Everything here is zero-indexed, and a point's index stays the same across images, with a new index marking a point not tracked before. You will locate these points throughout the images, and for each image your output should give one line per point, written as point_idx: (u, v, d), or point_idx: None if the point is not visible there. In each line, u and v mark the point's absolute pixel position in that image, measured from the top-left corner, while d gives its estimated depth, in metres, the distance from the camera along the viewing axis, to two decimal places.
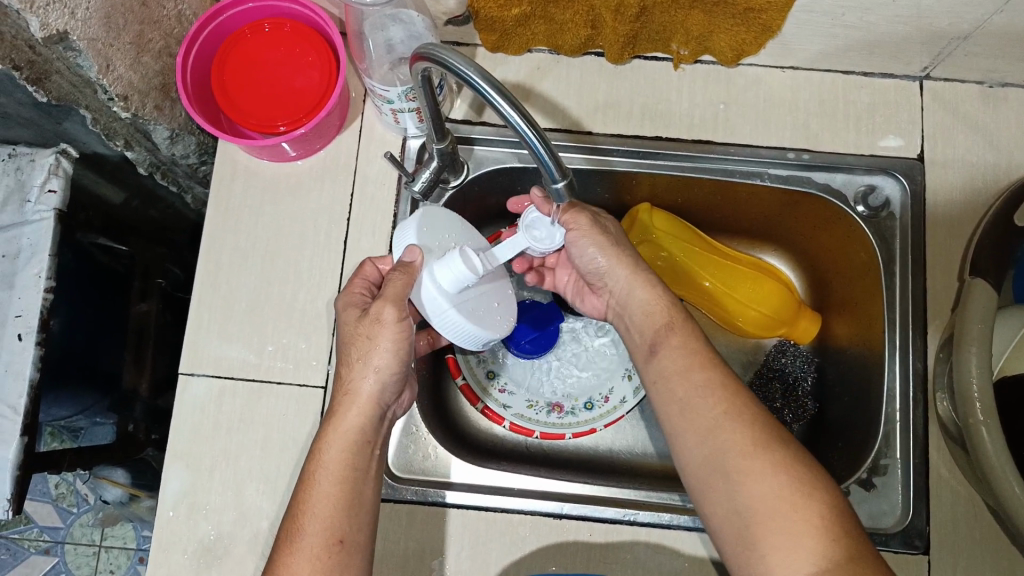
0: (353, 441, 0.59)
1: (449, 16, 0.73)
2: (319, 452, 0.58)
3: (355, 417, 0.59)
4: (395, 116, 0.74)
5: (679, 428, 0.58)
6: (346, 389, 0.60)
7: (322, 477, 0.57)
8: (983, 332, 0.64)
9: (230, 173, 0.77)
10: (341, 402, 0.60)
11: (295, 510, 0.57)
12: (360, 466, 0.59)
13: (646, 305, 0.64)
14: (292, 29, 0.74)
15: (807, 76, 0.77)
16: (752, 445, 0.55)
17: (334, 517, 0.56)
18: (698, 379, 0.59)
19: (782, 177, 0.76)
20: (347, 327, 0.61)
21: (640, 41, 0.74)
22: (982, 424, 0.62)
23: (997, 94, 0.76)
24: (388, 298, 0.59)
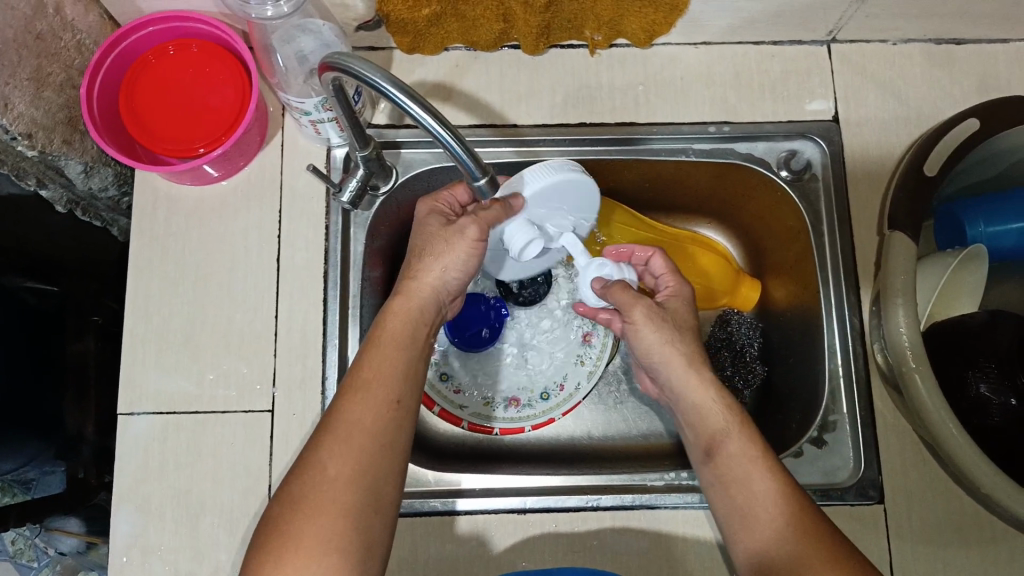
0: (415, 326, 0.62)
1: (359, 22, 0.72)
2: (359, 366, 0.60)
3: (402, 330, 0.62)
4: (316, 127, 0.73)
5: (746, 545, 0.59)
6: (407, 290, 0.63)
7: (388, 357, 0.60)
8: (906, 282, 0.66)
9: (152, 202, 0.75)
10: (395, 310, 0.62)
11: (333, 418, 0.58)
12: (403, 362, 0.61)
13: (703, 415, 0.64)
14: (200, 49, 0.72)
15: (720, 50, 0.78)
16: (819, 568, 0.54)
17: (380, 419, 0.58)
18: (759, 494, 0.59)
19: (706, 152, 0.77)
20: (425, 229, 0.64)
21: (553, 30, 0.75)
22: (915, 370, 0.64)
23: (901, 50, 0.79)
24: (475, 218, 0.62)
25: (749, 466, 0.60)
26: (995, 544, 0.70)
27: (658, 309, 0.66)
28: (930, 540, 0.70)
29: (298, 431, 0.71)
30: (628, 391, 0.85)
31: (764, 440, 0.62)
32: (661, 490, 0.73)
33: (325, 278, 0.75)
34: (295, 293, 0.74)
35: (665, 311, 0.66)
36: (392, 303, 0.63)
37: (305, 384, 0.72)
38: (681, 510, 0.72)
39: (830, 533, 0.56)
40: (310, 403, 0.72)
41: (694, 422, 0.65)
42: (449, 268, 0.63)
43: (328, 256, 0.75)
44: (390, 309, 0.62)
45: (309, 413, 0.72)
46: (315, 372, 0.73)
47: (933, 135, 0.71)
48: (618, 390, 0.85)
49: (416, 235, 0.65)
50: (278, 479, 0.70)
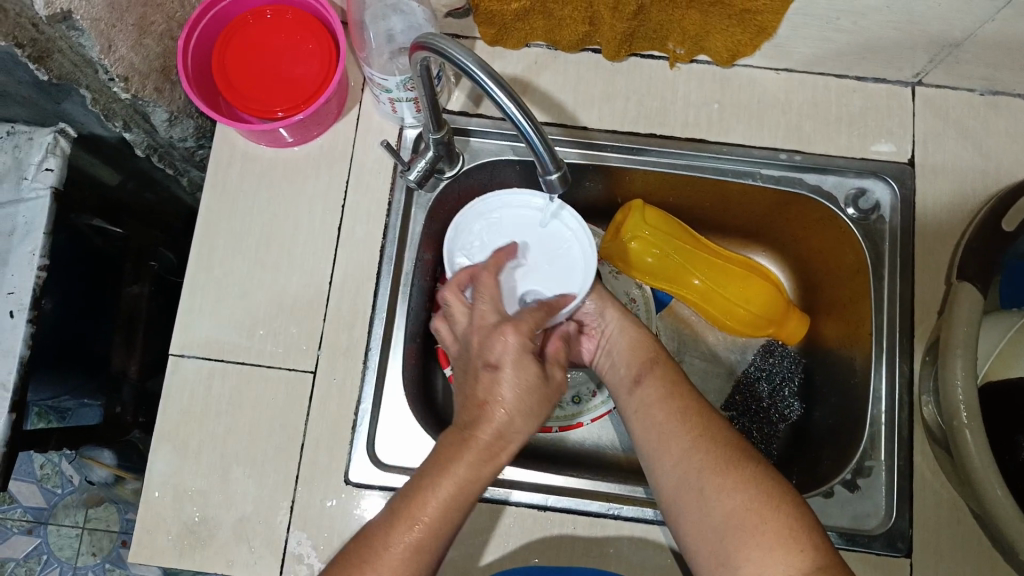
0: (477, 485, 0.57)
1: (449, 9, 0.73)
2: (421, 492, 0.56)
3: (465, 483, 0.57)
4: (393, 105, 0.75)
5: (657, 455, 0.62)
6: (479, 443, 0.58)
7: (442, 508, 0.55)
8: (967, 336, 0.65)
9: (229, 157, 0.78)
10: (462, 464, 0.57)
11: (376, 531, 0.55)
12: (455, 509, 0.56)
13: (627, 354, 0.71)
14: (294, 16, 0.75)
15: (801, 78, 0.78)
16: (720, 465, 0.58)
17: (413, 567, 0.54)
18: (670, 407, 0.64)
19: (774, 178, 0.77)
20: (524, 383, 0.60)
21: (637, 39, 0.75)
22: (966, 426, 0.62)
23: (988, 102, 0.77)
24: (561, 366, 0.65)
25: (663, 387, 0.66)
26: None
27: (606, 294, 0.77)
28: None
29: (336, 396, 0.73)
30: None
31: (677, 370, 0.69)
32: None
33: (381, 252, 0.76)
34: (351, 262, 0.76)
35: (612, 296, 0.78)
36: (457, 455, 0.57)
37: (349, 351, 0.74)
38: None
39: (735, 440, 0.60)
40: (351, 371, 0.73)
41: (619, 358, 0.72)
42: (529, 424, 0.60)
43: (387, 231, 0.77)
44: (456, 463, 0.57)
45: (349, 380, 0.73)
46: (360, 341, 0.74)
47: (1011, 190, 0.69)
48: None
49: (501, 368, 0.60)
50: (311, 440, 0.72)
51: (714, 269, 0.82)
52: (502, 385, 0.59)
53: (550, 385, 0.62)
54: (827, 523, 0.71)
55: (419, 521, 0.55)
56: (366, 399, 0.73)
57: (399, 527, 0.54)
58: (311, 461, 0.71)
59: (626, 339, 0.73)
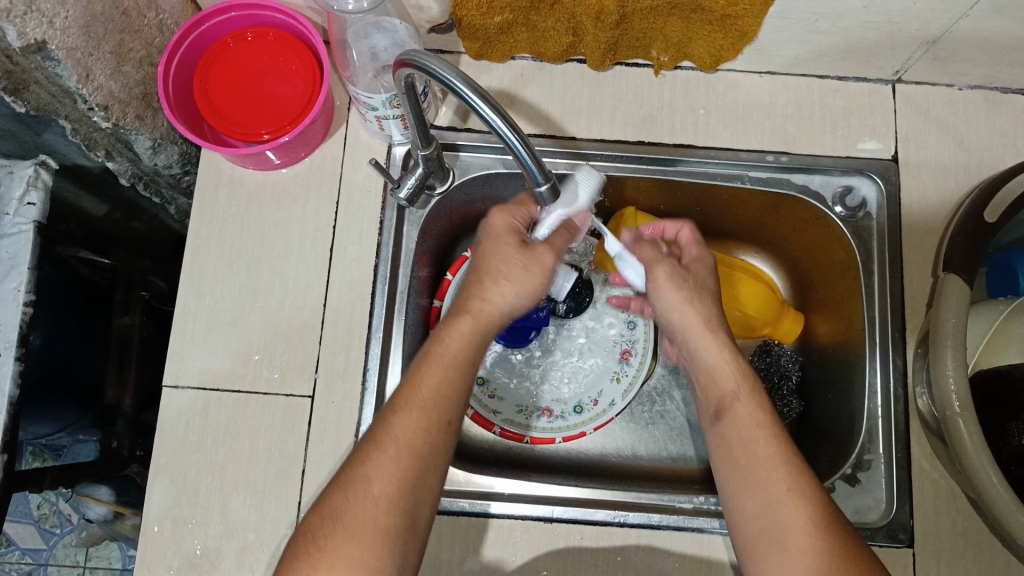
0: (476, 344, 0.61)
1: (432, 24, 0.74)
2: (415, 386, 0.58)
3: (462, 352, 0.60)
4: (379, 123, 0.74)
5: (731, 491, 0.57)
6: (473, 312, 0.61)
7: (441, 370, 0.59)
8: (957, 326, 0.64)
9: (214, 183, 0.77)
10: (461, 331, 0.60)
11: (386, 426, 0.57)
12: (454, 381, 0.59)
13: (717, 373, 0.62)
14: (276, 37, 0.74)
15: (784, 81, 0.79)
16: (798, 513, 0.54)
17: (426, 438, 0.57)
18: (756, 447, 0.57)
19: (761, 180, 0.77)
20: (502, 249, 0.62)
21: (620, 48, 0.75)
22: (960, 415, 0.62)
23: (967, 96, 0.79)
24: (551, 245, 0.63)
25: (748, 424, 0.59)
26: None
27: (680, 271, 0.65)
28: None
29: (334, 419, 0.72)
30: (662, 412, 0.85)
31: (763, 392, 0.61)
32: (688, 513, 0.72)
33: (374, 271, 0.75)
34: (344, 282, 0.75)
35: (687, 273, 0.65)
36: (455, 323, 0.60)
37: (346, 373, 0.73)
38: (707, 534, 0.72)
39: (826, 497, 0.55)
40: (350, 393, 0.73)
41: (707, 375, 0.63)
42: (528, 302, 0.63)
43: (379, 250, 0.76)
44: (454, 330, 0.60)
45: (348, 402, 0.73)
46: (357, 362, 0.73)
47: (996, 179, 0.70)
48: (651, 410, 0.85)
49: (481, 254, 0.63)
50: (311, 464, 0.71)
51: None
52: (486, 250, 0.63)
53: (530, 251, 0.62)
54: None
55: (421, 403, 0.57)
56: (365, 420, 0.72)
57: (407, 409, 0.57)
58: (314, 486, 0.71)
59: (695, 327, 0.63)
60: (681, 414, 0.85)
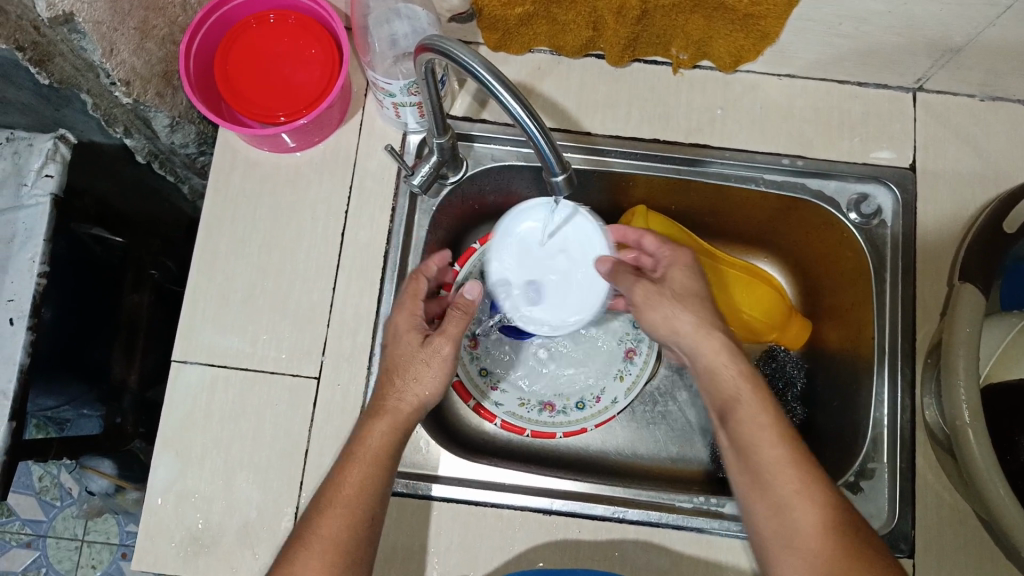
0: (390, 445, 0.62)
1: (453, 13, 0.73)
2: (338, 486, 0.59)
3: (384, 444, 0.61)
4: (396, 110, 0.74)
5: (750, 505, 0.59)
6: (387, 412, 0.62)
7: (358, 467, 0.60)
8: (971, 335, 0.62)
9: (230, 162, 0.77)
10: (377, 430, 0.62)
11: (329, 485, 0.60)
12: (378, 478, 0.60)
13: (715, 369, 0.63)
14: (297, 21, 0.74)
15: (803, 84, 0.78)
16: (818, 541, 0.55)
17: (367, 491, 0.60)
18: (791, 482, 0.57)
19: (776, 183, 0.77)
20: (405, 349, 0.64)
21: (640, 44, 0.75)
22: (968, 425, 0.60)
23: (988, 107, 0.78)
24: (447, 336, 0.64)
25: (751, 421, 0.60)
26: None
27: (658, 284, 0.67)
28: None
29: (338, 402, 0.72)
30: (664, 413, 0.85)
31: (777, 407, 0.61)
32: (688, 512, 0.72)
33: (384, 258, 0.75)
34: (353, 266, 0.75)
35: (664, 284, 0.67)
36: (370, 425, 0.62)
37: (352, 358, 0.73)
38: (707, 534, 0.71)
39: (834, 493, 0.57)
40: (354, 376, 0.73)
41: (703, 370, 0.64)
42: (438, 387, 0.63)
43: (390, 237, 0.76)
44: (371, 430, 0.62)
45: (353, 386, 0.73)
46: (363, 347, 0.74)
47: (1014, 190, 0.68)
48: (653, 410, 0.86)
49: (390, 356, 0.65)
50: (314, 446, 0.71)
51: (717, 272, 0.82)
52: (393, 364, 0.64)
53: (426, 345, 0.64)
54: None
55: (343, 502, 0.59)
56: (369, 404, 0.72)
57: (329, 508, 0.58)
58: (315, 467, 0.71)
59: (709, 352, 0.63)
60: (683, 416, 0.85)
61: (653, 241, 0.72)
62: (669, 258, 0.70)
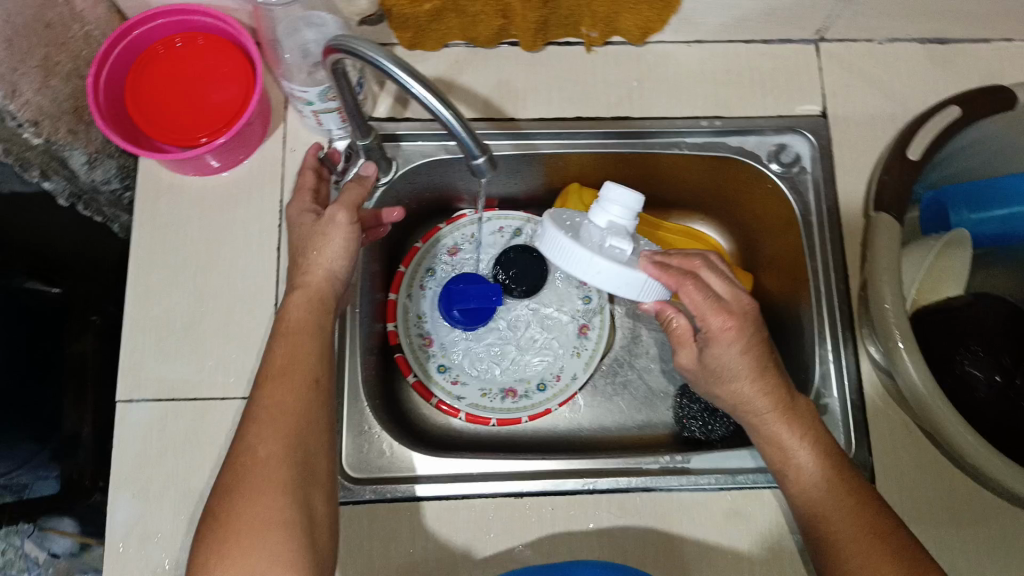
0: (317, 308, 0.62)
1: (362, 16, 0.74)
2: (269, 364, 0.59)
3: (305, 317, 0.62)
4: (318, 117, 0.74)
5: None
6: (304, 285, 0.63)
7: (290, 343, 0.60)
8: (891, 260, 0.63)
9: (155, 192, 0.76)
10: (297, 302, 0.62)
11: (245, 457, 0.55)
12: (308, 348, 0.60)
13: (776, 446, 0.62)
14: (207, 41, 0.74)
15: (712, 48, 0.81)
16: None
17: (304, 368, 0.59)
18: (832, 506, 0.59)
19: (698, 144, 0.79)
20: (302, 229, 0.65)
21: (550, 27, 0.77)
22: (900, 344, 0.61)
23: (888, 49, 0.81)
24: (343, 203, 0.64)
25: (817, 494, 0.60)
26: (986, 526, 0.69)
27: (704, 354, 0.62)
28: (921, 523, 0.69)
29: None
30: (624, 382, 0.87)
31: (833, 446, 0.62)
32: (656, 473, 0.73)
33: None
34: None
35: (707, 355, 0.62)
36: (291, 297, 0.63)
37: None
38: (677, 492, 0.72)
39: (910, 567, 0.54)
40: None
41: (767, 451, 0.63)
42: (345, 253, 0.64)
43: None
44: (293, 302, 0.62)
45: None
46: None
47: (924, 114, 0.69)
48: (614, 381, 0.87)
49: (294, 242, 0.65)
50: None
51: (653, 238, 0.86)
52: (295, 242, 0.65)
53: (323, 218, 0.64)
54: None
55: (283, 379, 0.58)
56: None
57: (267, 388, 0.58)
58: None
59: (760, 401, 0.62)
60: (643, 383, 0.87)
61: (693, 295, 0.60)
62: (713, 336, 0.60)
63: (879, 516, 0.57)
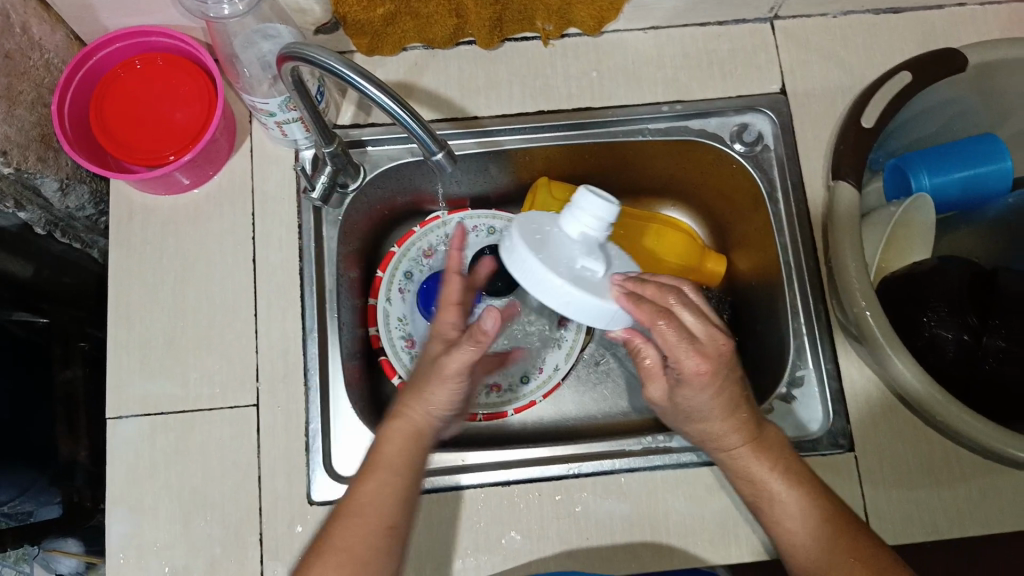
0: (408, 443, 0.62)
1: (318, 25, 0.75)
2: (353, 495, 0.60)
3: (396, 454, 0.61)
4: (282, 128, 0.75)
5: None
6: (406, 415, 0.62)
7: (369, 477, 0.60)
8: (852, 228, 0.63)
9: (128, 213, 0.77)
10: (393, 434, 0.62)
11: (326, 535, 0.59)
12: (396, 484, 0.60)
13: (751, 479, 0.64)
14: (166, 61, 0.75)
15: (668, 34, 0.82)
16: None
17: (382, 508, 0.59)
18: (813, 536, 0.61)
19: (662, 130, 0.80)
20: (429, 357, 0.62)
21: (505, 23, 0.77)
22: (866, 310, 0.61)
23: (842, 22, 0.82)
24: (453, 364, 0.59)
25: (790, 522, 0.62)
26: (967, 484, 0.70)
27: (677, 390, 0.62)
28: (903, 486, 0.70)
29: (281, 424, 0.73)
30: (607, 369, 0.88)
31: (805, 471, 0.64)
32: (639, 453, 0.73)
33: (300, 274, 0.76)
34: (271, 289, 0.76)
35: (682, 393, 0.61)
36: (391, 426, 0.62)
37: (287, 378, 0.74)
38: (660, 470, 0.72)
39: None
40: (293, 396, 0.73)
41: (744, 483, 0.64)
42: (443, 407, 0.62)
43: (302, 253, 0.77)
44: (389, 433, 0.62)
45: (293, 406, 0.73)
46: (296, 365, 0.74)
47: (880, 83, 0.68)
48: (597, 369, 0.88)
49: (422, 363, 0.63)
50: (265, 472, 0.72)
51: (627, 226, 0.85)
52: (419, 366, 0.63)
53: (440, 368, 0.60)
54: None
55: (360, 514, 0.59)
56: (313, 419, 0.73)
57: (344, 520, 0.59)
58: (269, 491, 0.71)
59: (729, 434, 0.63)
60: (625, 369, 0.88)
61: (669, 336, 0.57)
62: (688, 378, 0.59)
63: (853, 535, 0.60)
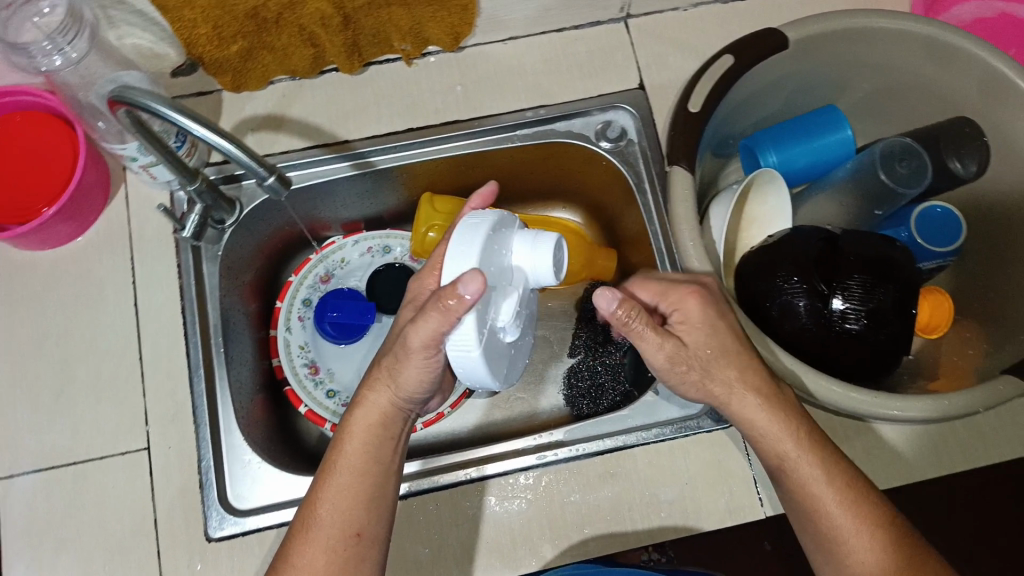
0: (371, 439, 0.62)
1: (174, 67, 0.77)
2: (315, 505, 0.60)
3: (359, 451, 0.62)
4: (149, 172, 0.75)
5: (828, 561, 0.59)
6: (364, 410, 0.63)
7: (334, 480, 0.61)
8: (688, 210, 0.64)
9: (8, 271, 0.78)
10: (355, 431, 0.63)
11: (285, 556, 0.59)
12: (364, 482, 0.61)
13: (753, 427, 0.61)
14: (25, 117, 0.76)
15: (527, 42, 0.85)
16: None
17: (349, 508, 0.60)
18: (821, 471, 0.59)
19: (529, 135, 0.82)
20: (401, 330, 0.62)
21: (363, 48, 0.80)
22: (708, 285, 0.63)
23: (694, 14, 0.85)
24: (420, 329, 0.56)
25: (806, 470, 0.59)
26: (852, 444, 0.72)
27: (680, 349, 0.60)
28: None
29: (175, 463, 0.73)
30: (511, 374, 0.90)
31: (821, 437, 0.61)
32: (529, 451, 0.75)
33: (184, 313, 0.77)
34: (156, 331, 0.77)
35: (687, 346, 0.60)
36: (350, 424, 0.63)
37: (177, 417, 0.74)
38: (551, 465, 0.74)
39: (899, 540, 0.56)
40: (185, 434, 0.74)
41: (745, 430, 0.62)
42: (411, 393, 0.62)
43: (183, 292, 0.78)
44: (350, 432, 0.63)
45: (185, 444, 0.73)
46: (185, 403, 0.75)
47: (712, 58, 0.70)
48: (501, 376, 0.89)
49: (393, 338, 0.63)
50: (162, 513, 0.72)
51: None
52: (384, 352, 0.64)
53: (409, 346, 0.58)
54: (659, 419, 0.75)
55: (322, 524, 0.59)
56: (205, 455, 0.73)
57: (305, 535, 0.59)
58: (166, 532, 0.71)
59: (733, 379, 0.60)
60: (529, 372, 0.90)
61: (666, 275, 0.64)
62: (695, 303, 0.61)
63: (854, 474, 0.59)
